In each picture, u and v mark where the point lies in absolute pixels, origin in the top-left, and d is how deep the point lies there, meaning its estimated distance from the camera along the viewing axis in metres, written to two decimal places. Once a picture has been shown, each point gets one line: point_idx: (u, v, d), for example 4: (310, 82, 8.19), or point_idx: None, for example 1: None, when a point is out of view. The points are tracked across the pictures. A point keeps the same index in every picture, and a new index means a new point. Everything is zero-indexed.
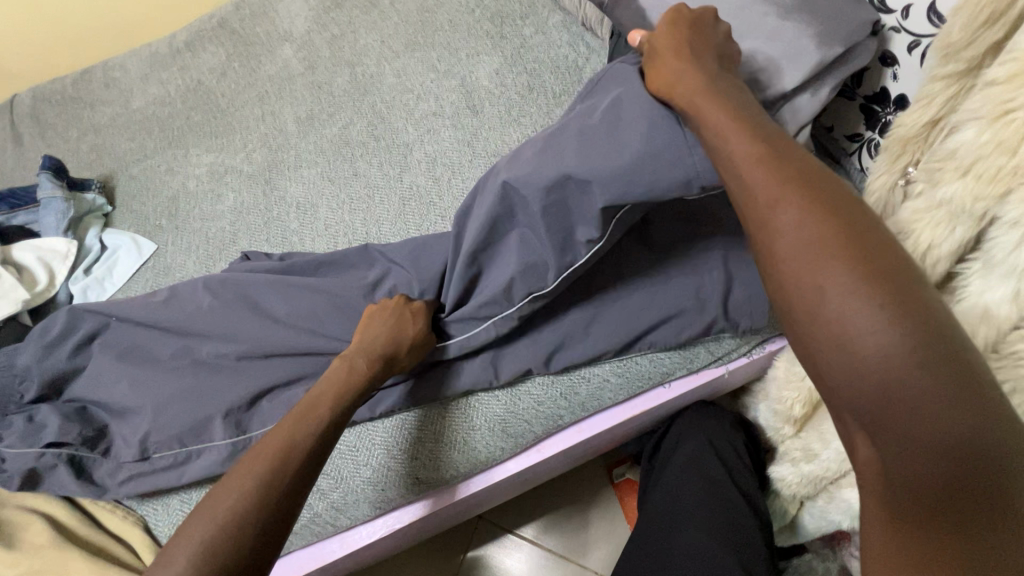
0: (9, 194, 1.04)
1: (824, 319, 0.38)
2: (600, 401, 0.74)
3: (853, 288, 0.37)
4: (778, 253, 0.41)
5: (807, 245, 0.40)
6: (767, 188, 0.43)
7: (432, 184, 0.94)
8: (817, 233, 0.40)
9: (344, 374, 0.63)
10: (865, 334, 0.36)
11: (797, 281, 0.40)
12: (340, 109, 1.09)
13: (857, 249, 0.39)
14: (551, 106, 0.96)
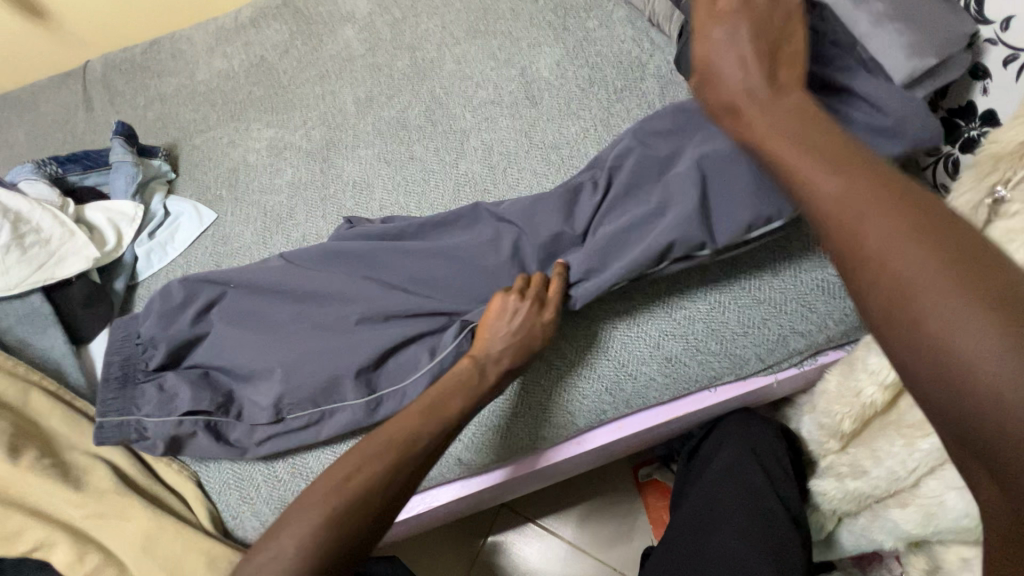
0: (82, 156, 1.09)
1: (932, 332, 0.33)
2: (644, 399, 0.75)
3: (971, 300, 0.32)
4: (884, 257, 0.36)
5: (918, 248, 0.35)
6: (868, 189, 0.39)
7: (487, 171, 0.94)
8: (900, 234, 0.36)
9: (461, 385, 0.64)
10: (979, 342, 0.31)
11: (900, 288, 0.35)
12: (399, 92, 1.10)
13: (972, 257, 0.34)
14: (611, 102, 0.95)
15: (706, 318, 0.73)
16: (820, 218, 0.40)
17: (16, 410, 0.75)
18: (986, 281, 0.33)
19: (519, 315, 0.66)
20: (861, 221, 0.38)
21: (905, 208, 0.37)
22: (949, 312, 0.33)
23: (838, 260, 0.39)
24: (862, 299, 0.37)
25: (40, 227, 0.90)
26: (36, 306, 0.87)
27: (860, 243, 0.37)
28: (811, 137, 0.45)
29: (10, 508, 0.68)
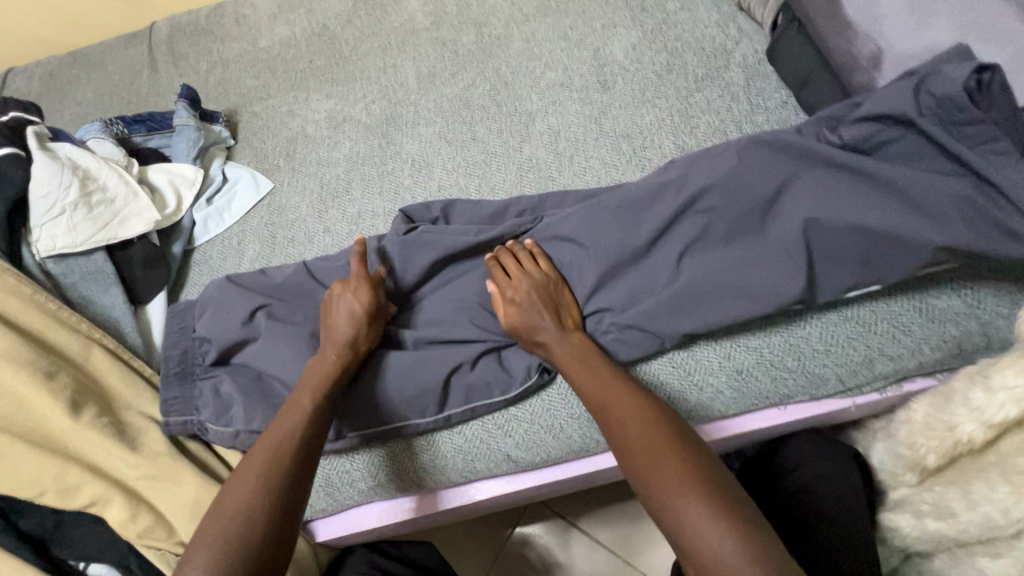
0: (147, 118, 1.09)
1: (664, 505, 0.52)
2: (708, 412, 0.70)
3: (684, 485, 0.52)
4: (641, 452, 0.56)
5: (655, 454, 0.55)
6: (666, 464, 0.54)
7: (553, 157, 0.90)
8: (681, 486, 0.52)
9: (327, 359, 0.67)
10: (686, 510, 0.50)
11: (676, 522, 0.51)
12: (462, 69, 1.07)
13: (692, 458, 0.54)
14: (690, 91, 0.89)
15: (783, 331, 0.68)
16: (601, 415, 0.61)
17: (78, 366, 0.76)
18: (695, 475, 0.52)
19: (528, 287, 0.70)
20: (657, 470, 0.54)
21: (682, 468, 0.53)
22: (711, 540, 0.48)
23: (619, 457, 0.58)
24: (636, 488, 0.56)
25: (106, 186, 0.91)
26: (99, 265, 0.88)
27: (627, 437, 0.58)
28: (619, 413, 0.60)
29: (70, 462, 0.69)
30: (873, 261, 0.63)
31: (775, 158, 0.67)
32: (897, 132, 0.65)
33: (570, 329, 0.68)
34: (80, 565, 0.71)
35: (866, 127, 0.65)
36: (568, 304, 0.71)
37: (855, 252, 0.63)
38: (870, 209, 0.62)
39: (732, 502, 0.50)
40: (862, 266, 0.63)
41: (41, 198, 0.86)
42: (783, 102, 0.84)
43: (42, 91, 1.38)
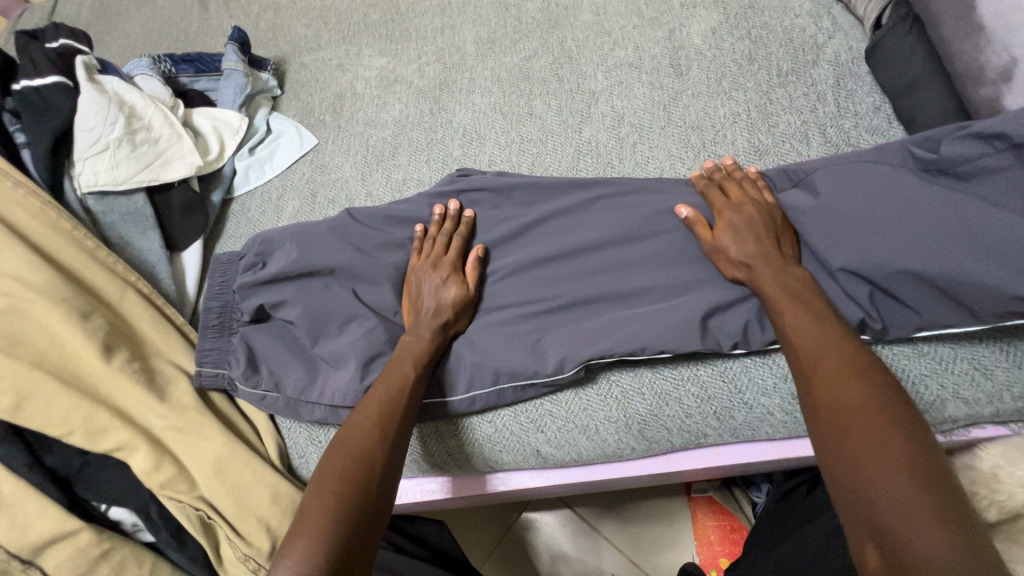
0: (196, 58, 1.06)
1: (867, 483, 0.42)
2: (755, 432, 0.67)
3: (918, 472, 0.41)
4: (844, 415, 0.46)
5: (874, 424, 0.45)
6: (864, 411, 0.46)
7: (613, 143, 0.85)
8: (885, 432, 0.44)
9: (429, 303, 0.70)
10: (903, 495, 0.40)
11: (859, 469, 0.43)
12: (525, 38, 1.00)
13: (917, 438, 0.43)
14: (771, 85, 0.82)
15: None
16: (806, 368, 0.52)
17: (112, 308, 0.75)
18: (909, 444, 0.43)
19: (740, 223, 0.64)
20: (857, 417, 0.46)
21: (886, 416, 0.45)
22: (908, 496, 0.40)
23: (817, 412, 0.49)
24: (827, 451, 0.46)
25: (151, 125, 0.89)
26: (139, 206, 0.86)
27: (836, 396, 0.48)
28: (825, 347, 0.52)
29: (100, 405, 0.69)
30: (958, 301, 0.58)
31: (867, 184, 0.63)
32: (1016, 171, 0.58)
33: (789, 263, 0.61)
34: (101, 507, 0.71)
35: (980, 167, 0.59)
36: (786, 240, 0.64)
37: (939, 292, 0.58)
38: (969, 246, 0.57)
39: (952, 499, 0.40)
40: (944, 307, 0.58)
41: (86, 131, 0.84)
42: (875, 108, 0.77)
43: (91, 20, 1.35)
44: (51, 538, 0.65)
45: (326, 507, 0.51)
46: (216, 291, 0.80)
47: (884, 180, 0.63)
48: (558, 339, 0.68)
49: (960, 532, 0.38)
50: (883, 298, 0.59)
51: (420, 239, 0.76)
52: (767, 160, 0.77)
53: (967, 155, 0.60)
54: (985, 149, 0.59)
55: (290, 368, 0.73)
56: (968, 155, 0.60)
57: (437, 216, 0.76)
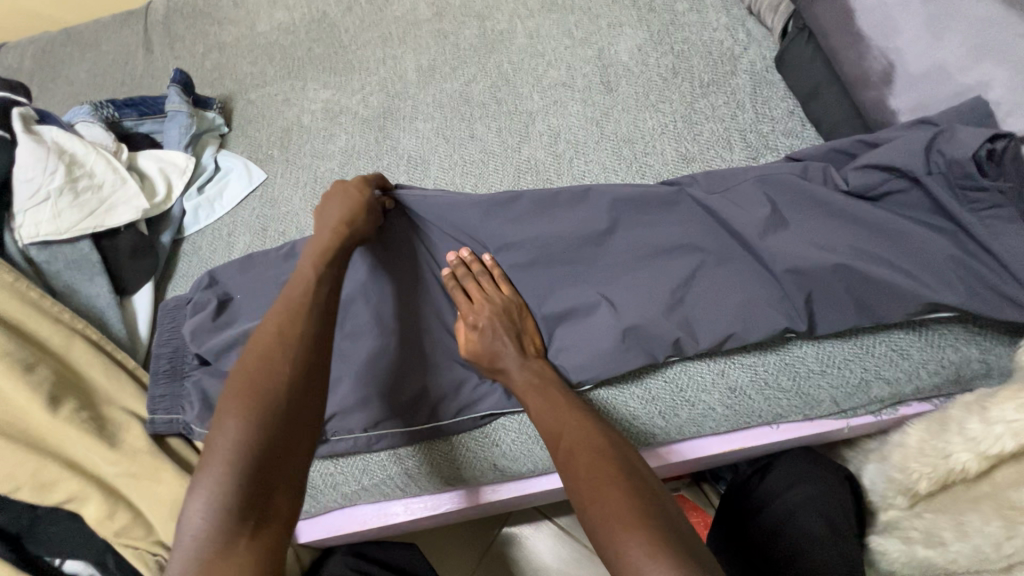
0: (139, 101, 1.06)
1: (614, 544, 0.48)
2: (699, 428, 0.69)
3: (638, 530, 0.47)
4: (588, 483, 0.52)
5: (601, 482, 0.52)
6: (584, 464, 0.54)
7: (551, 159, 0.88)
8: (609, 490, 0.51)
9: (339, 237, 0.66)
10: (639, 559, 0.45)
11: (603, 527, 0.49)
12: (463, 64, 1.04)
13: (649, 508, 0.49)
14: (695, 96, 0.87)
15: (780, 352, 0.67)
16: (553, 444, 0.58)
17: (58, 357, 0.75)
18: (632, 496, 0.50)
19: (488, 318, 0.68)
20: (589, 481, 0.52)
21: (603, 469, 0.53)
22: (645, 550, 0.46)
23: (567, 484, 0.54)
24: (583, 519, 0.51)
25: (93, 172, 0.89)
26: (84, 253, 0.86)
27: (575, 463, 0.55)
28: (551, 419, 0.60)
29: (47, 457, 0.68)
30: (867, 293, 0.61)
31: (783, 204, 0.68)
32: (904, 183, 0.62)
33: (531, 358, 0.67)
34: (56, 561, 0.70)
35: (870, 176, 0.63)
36: (529, 333, 0.69)
37: (850, 285, 0.61)
38: (864, 242, 0.62)
39: (686, 553, 0.46)
40: (856, 298, 0.62)
41: (26, 182, 0.84)
42: (789, 112, 0.82)
43: (34, 68, 1.34)
44: None
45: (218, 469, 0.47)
46: (168, 333, 0.80)
47: (798, 192, 0.66)
48: None
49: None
50: (801, 301, 0.63)
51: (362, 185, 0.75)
52: (694, 167, 0.82)
53: (863, 169, 0.64)
54: (875, 164, 0.63)
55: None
56: (860, 164, 0.64)
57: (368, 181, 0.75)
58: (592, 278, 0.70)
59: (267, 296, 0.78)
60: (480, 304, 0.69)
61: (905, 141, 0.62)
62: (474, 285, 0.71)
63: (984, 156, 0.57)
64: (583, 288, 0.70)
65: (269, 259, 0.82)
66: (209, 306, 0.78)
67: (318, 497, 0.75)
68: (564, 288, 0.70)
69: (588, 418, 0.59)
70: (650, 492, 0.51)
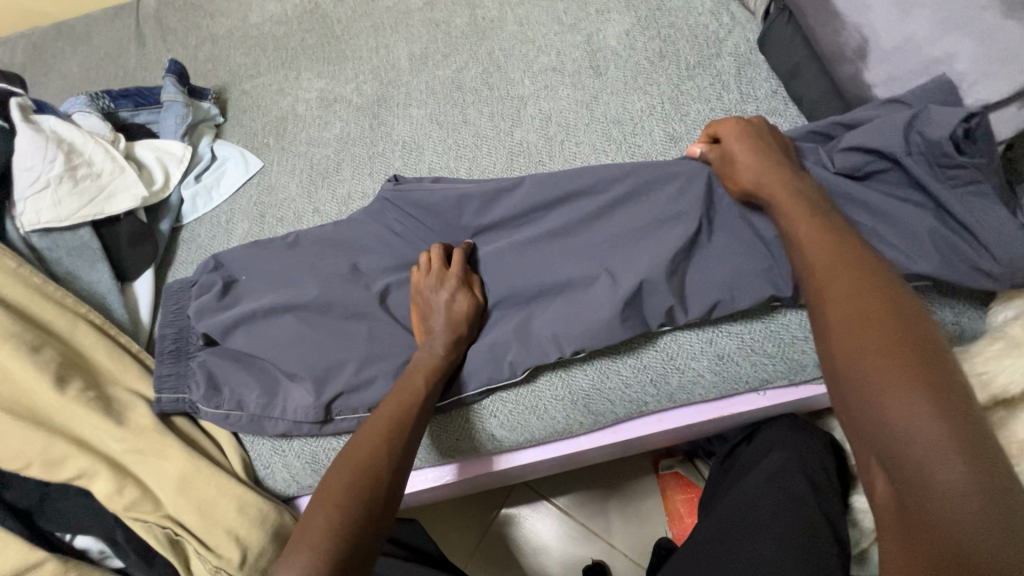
0: (134, 92, 1.07)
1: (877, 397, 0.41)
2: (689, 395, 0.72)
3: (910, 384, 0.40)
4: (850, 332, 0.45)
5: (877, 333, 0.44)
6: (845, 317, 0.46)
7: (542, 142, 0.90)
8: (877, 339, 0.43)
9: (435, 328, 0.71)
10: (915, 420, 0.39)
11: (865, 379, 0.43)
12: (455, 51, 1.06)
13: (926, 357, 0.42)
14: (681, 78, 0.89)
15: (765, 320, 0.70)
16: (811, 278, 0.51)
17: (62, 340, 0.76)
18: (902, 343, 0.42)
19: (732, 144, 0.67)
20: (851, 329, 0.45)
21: (864, 315, 0.45)
22: (910, 403, 0.40)
23: (825, 320, 0.48)
24: (837, 367, 0.45)
25: (92, 161, 0.90)
26: (85, 240, 0.87)
27: (845, 306, 0.47)
28: (817, 250, 0.52)
29: (56, 435, 0.70)
30: None
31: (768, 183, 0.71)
32: (878, 155, 0.65)
33: (795, 181, 0.61)
34: (66, 537, 0.71)
35: (857, 156, 0.66)
36: (784, 167, 0.63)
37: None
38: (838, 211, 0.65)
39: (962, 409, 0.39)
40: None
41: (25, 171, 0.85)
42: (772, 92, 0.84)
43: (26, 63, 1.35)
44: (14, 571, 0.66)
45: (325, 533, 0.54)
46: (171, 316, 0.82)
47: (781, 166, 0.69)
48: (499, 328, 0.73)
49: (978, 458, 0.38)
50: (786, 269, 0.65)
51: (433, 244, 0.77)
52: (681, 146, 0.84)
53: (848, 150, 0.67)
54: (860, 146, 0.66)
55: (250, 383, 0.76)
56: (849, 142, 0.67)
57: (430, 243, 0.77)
58: (583, 251, 0.72)
59: (272, 279, 0.80)
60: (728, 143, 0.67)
61: (886, 121, 0.65)
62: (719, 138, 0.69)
63: (962, 135, 0.60)
64: (575, 262, 0.72)
65: (269, 243, 0.84)
66: (214, 288, 0.80)
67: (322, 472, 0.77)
68: (557, 262, 0.73)
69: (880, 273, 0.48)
70: (931, 339, 0.43)
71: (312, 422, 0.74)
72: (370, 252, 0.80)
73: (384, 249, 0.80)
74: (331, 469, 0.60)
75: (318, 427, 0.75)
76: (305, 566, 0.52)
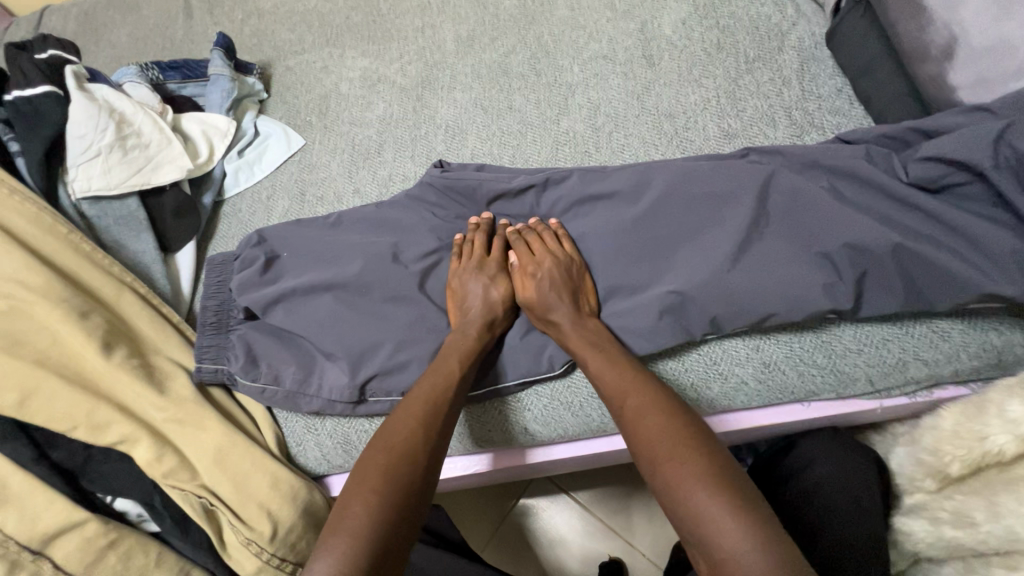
0: (183, 64, 1.08)
1: (684, 500, 0.50)
2: (731, 403, 0.70)
3: (704, 482, 0.50)
4: (660, 448, 0.54)
5: (676, 445, 0.53)
6: (660, 423, 0.56)
7: (590, 132, 0.88)
8: (673, 444, 0.53)
9: (471, 309, 0.72)
10: (729, 527, 0.47)
11: (671, 485, 0.51)
12: (502, 35, 1.03)
13: (712, 456, 0.52)
14: (740, 72, 0.86)
15: (817, 329, 0.67)
16: (620, 409, 0.59)
17: (109, 308, 0.78)
18: (695, 447, 0.52)
19: (550, 264, 0.71)
20: (660, 442, 0.54)
21: (670, 425, 0.55)
22: (704, 496, 0.49)
23: (640, 457, 0.55)
24: (654, 484, 0.53)
25: (141, 132, 0.91)
26: (132, 210, 0.89)
27: (645, 432, 0.56)
28: (627, 391, 0.60)
29: (101, 400, 0.71)
30: (911, 275, 0.62)
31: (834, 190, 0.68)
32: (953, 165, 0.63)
33: (585, 314, 0.69)
34: (107, 499, 0.73)
35: (933, 168, 0.64)
36: (585, 289, 0.71)
37: (897, 265, 0.62)
38: (911, 223, 0.64)
39: (742, 497, 0.49)
40: (899, 282, 0.63)
41: (77, 139, 0.86)
42: (838, 90, 0.80)
43: (77, 31, 1.37)
44: (59, 528, 0.68)
45: (366, 517, 0.54)
46: (213, 289, 0.83)
47: (856, 175, 0.68)
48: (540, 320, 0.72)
49: (764, 534, 0.46)
50: (849, 279, 0.63)
51: (475, 226, 0.79)
52: (736, 143, 0.81)
53: (925, 159, 0.65)
54: (936, 156, 0.64)
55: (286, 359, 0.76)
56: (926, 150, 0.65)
57: (473, 223, 0.79)
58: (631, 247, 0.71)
59: (314, 259, 0.80)
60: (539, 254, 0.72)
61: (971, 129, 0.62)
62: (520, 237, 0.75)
63: None
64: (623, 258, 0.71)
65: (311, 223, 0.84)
66: (256, 263, 0.80)
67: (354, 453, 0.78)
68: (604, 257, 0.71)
69: (656, 384, 0.60)
70: (713, 443, 0.53)
71: (346, 401, 0.74)
72: (412, 236, 0.80)
73: (426, 235, 0.80)
74: (364, 452, 0.60)
75: (352, 407, 0.75)
76: (343, 550, 0.51)
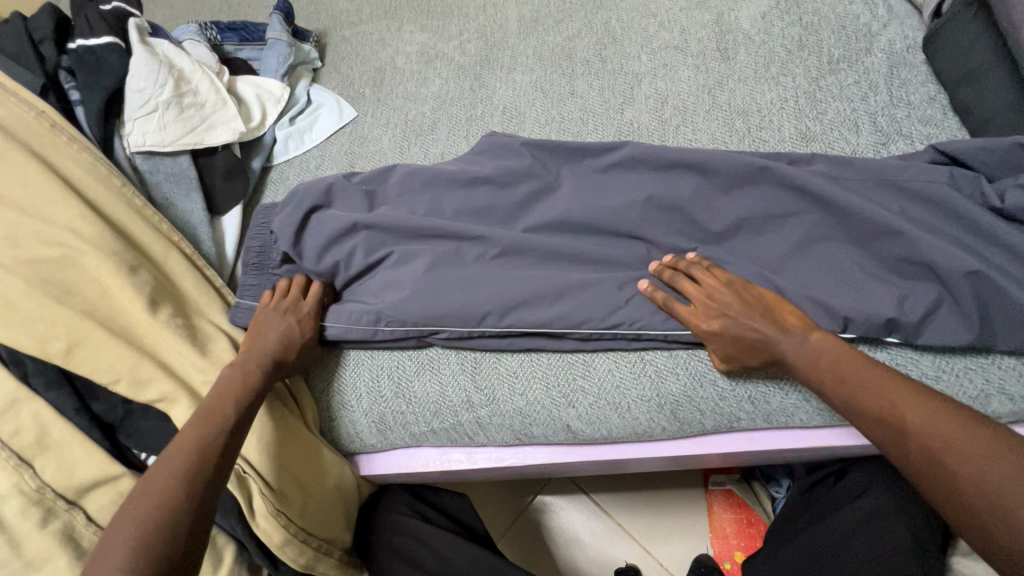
0: (241, 27, 1.07)
1: (945, 459, 0.49)
2: (789, 419, 0.68)
3: (969, 441, 0.48)
4: (901, 410, 0.52)
5: (920, 405, 0.52)
6: (887, 387, 0.54)
7: (655, 124, 0.84)
8: (920, 404, 0.52)
9: (258, 354, 0.67)
10: (994, 478, 0.46)
11: (926, 448, 0.50)
12: (568, 17, 1.00)
13: (966, 416, 0.50)
14: (822, 72, 0.81)
15: (891, 351, 0.64)
16: (821, 376, 0.58)
17: (156, 264, 0.77)
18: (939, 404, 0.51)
19: (731, 299, 0.62)
20: (900, 409, 0.52)
21: (900, 386, 0.54)
22: (972, 456, 0.47)
23: (869, 425, 0.54)
24: (898, 451, 0.52)
25: (197, 90, 0.90)
26: (183, 168, 0.88)
27: (872, 396, 0.54)
28: (827, 355, 0.58)
29: (144, 356, 0.71)
30: (1001, 306, 0.59)
31: (919, 206, 0.64)
32: None
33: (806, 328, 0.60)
34: (142, 455, 0.73)
35: None
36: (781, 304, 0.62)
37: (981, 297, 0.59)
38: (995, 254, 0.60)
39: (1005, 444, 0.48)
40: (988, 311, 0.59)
41: (136, 93, 0.85)
42: (930, 98, 0.76)
43: None
44: (94, 481, 0.67)
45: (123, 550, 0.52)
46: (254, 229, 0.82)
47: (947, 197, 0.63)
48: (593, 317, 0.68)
49: None
50: (927, 304, 0.60)
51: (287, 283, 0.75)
52: (813, 146, 0.76)
53: None
54: None
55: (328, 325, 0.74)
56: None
57: (663, 271, 0.67)
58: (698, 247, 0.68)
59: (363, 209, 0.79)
60: (721, 296, 0.63)
61: None
62: (689, 284, 0.65)
63: None
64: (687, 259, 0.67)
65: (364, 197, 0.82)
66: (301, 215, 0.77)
67: (386, 434, 0.76)
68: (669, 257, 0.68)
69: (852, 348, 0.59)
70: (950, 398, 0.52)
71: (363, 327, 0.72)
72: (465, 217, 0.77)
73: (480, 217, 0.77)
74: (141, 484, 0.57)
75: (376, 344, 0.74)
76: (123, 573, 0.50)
